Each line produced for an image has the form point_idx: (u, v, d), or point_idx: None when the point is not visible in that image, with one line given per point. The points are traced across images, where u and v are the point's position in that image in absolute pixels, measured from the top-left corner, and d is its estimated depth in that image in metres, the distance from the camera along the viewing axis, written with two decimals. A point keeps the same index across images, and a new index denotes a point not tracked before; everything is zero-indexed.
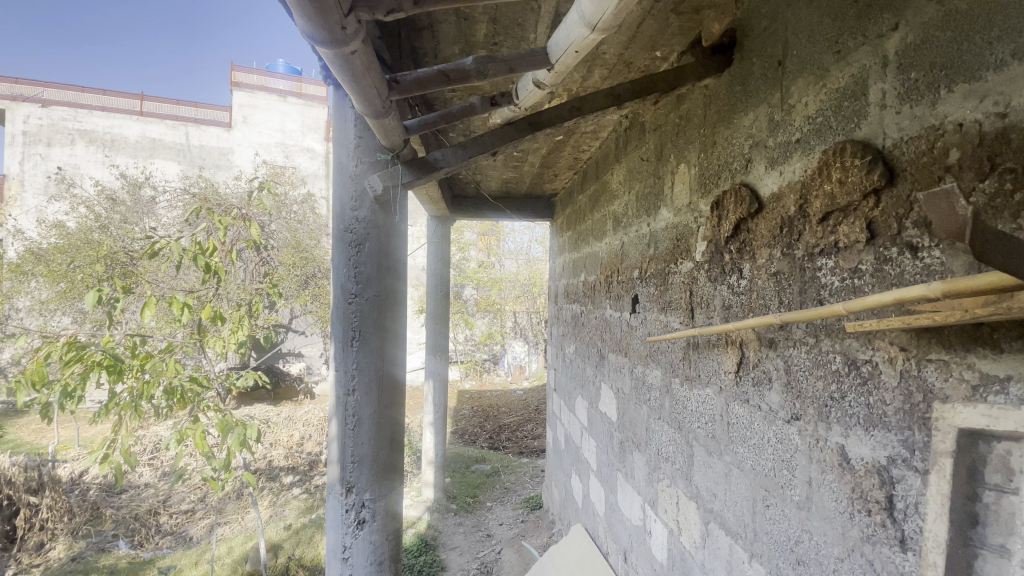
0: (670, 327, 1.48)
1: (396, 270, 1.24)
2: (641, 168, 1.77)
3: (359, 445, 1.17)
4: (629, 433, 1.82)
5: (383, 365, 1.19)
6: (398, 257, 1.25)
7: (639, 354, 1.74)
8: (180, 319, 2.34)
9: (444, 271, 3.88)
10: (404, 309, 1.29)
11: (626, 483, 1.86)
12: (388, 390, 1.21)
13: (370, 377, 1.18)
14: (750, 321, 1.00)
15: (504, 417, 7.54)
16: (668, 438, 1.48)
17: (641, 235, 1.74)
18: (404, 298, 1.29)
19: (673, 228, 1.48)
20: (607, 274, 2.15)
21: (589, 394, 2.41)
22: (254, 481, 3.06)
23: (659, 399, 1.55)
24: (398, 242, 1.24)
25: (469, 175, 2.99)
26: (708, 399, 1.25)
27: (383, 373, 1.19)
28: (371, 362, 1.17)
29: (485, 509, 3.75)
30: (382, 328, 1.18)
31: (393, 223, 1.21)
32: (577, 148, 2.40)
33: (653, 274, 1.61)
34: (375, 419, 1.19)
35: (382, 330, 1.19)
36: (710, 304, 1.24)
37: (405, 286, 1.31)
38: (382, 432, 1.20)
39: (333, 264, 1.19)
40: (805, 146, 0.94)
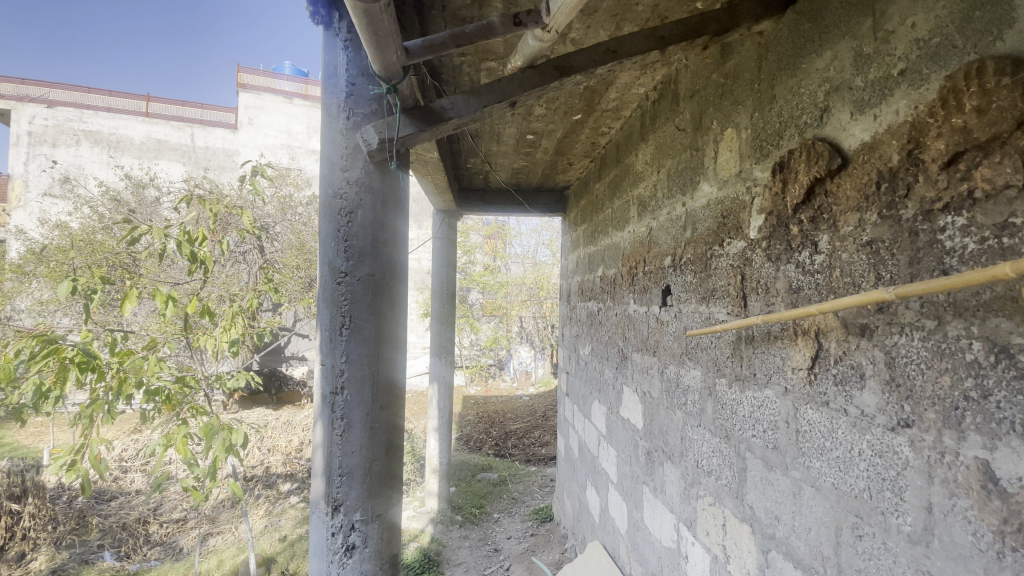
0: (713, 320, 1.27)
1: (397, 245, 1.05)
2: (674, 142, 1.57)
3: (348, 455, 0.96)
4: (659, 442, 1.61)
5: (380, 359, 1.00)
6: (400, 231, 1.05)
7: (671, 352, 1.53)
8: (164, 314, 2.14)
9: (450, 269, 3.68)
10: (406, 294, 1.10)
11: (655, 499, 1.64)
12: (385, 388, 1.01)
13: (364, 374, 0.98)
14: (838, 302, 0.79)
15: (510, 424, 7.31)
16: (711, 448, 1.27)
17: (674, 217, 1.54)
18: (406, 279, 1.10)
19: (717, 204, 1.28)
20: (631, 266, 1.95)
21: (608, 398, 2.19)
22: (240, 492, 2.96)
23: (698, 402, 1.34)
24: (400, 213, 1.05)
25: (478, 165, 2.80)
26: (767, 401, 1.04)
27: (379, 369, 1.00)
28: (364, 355, 0.97)
29: (492, 521, 3.53)
30: (380, 313, 0.99)
31: (392, 190, 1.02)
32: (595, 130, 2.20)
33: (690, 259, 1.41)
34: (369, 423, 0.98)
35: (380, 316, 0.99)
36: (768, 290, 1.05)
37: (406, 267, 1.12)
38: (380, 437, 1.00)
39: (319, 238, 1.00)
40: (912, 79, 0.75)
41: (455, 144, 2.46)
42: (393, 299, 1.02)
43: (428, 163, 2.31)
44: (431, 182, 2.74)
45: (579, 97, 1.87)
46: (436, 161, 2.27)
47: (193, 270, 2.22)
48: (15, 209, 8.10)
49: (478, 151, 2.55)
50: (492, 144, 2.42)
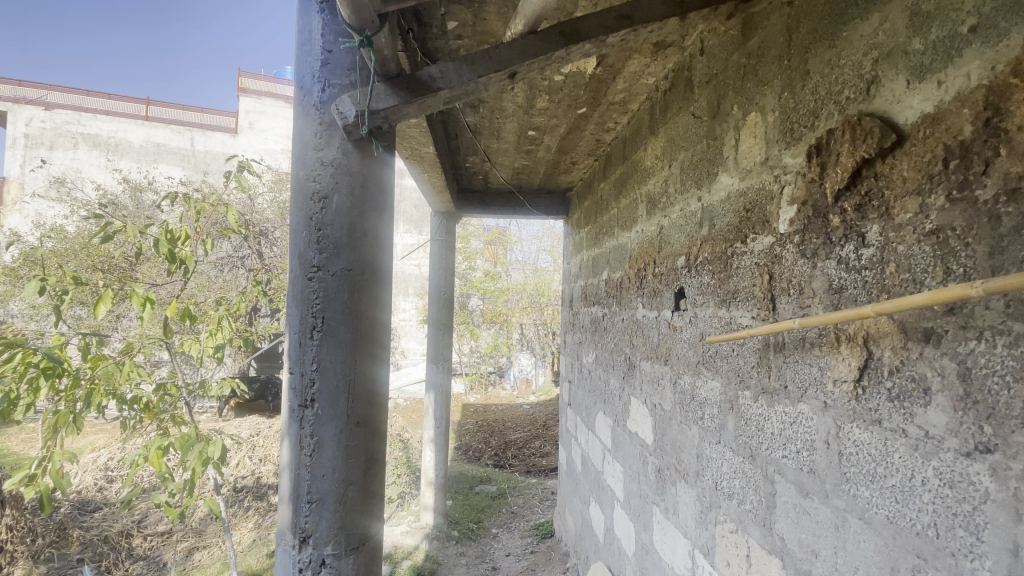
0: (736, 325, 1.14)
1: (381, 237, 0.92)
2: (688, 133, 1.45)
3: (318, 479, 0.84)
4: (671, 459, 1.48)
5: (358, 368, 0.87)
6: (384, 220, 0.93)
7: (685, 361, 1.40)
8: (141, 317, 2.01)
9: (448, 274, 3.55)
10: (392, 291, 0.98)
11: (667, 521, 1.50)
12: (363, 402, 0.88)
13: (338, 384, 0.85)
14: (894, 303, 0.66)
15: (510, 433, 7.15)
16: (732, 468, 1.14)
17: (689, 214, 1.41)
18: (392, 277, 0.97)
19: (738, 197, 1.16)
20: (639, 268, 1.82)
21: (613, 410, 2.06)
22: (217, 507, 2.79)
23: (716, 416, 1.21)
24: (384, 201, 0.93)
25: (477, 164, 2.68)
26: (802, 418, 0.91)
27: (356, 379, 0.87)
28: (339, 362, 0.85)
29: (490, 537, 3.38)
30: (358, 314, 0.86)
31: (374, 174, 0.90)
32: (601, 126, 2.09)
33: (708, 259, 1.29)
34: (343, 441, 0.86)
35: (358, 316, 0.87)
36: (802, 290, 0.92)
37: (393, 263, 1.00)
38: (357, 457, 0.88)
39: (290, 228, 0.88)
40: (986, 34, 0.62)
41: (453, 142, 2.34)
42: (375, 298, 0.90)
43: (424, 161, 2.19)
44: (428, 182, 2.62)
45: (584, 89, 1.76)
46: (432, 159, 2.16)
47: (173, 271, 2.10)
48: (11, 212, 8.02)
49: (478, 149, 2.43)
50: (492, 141, 2.30)
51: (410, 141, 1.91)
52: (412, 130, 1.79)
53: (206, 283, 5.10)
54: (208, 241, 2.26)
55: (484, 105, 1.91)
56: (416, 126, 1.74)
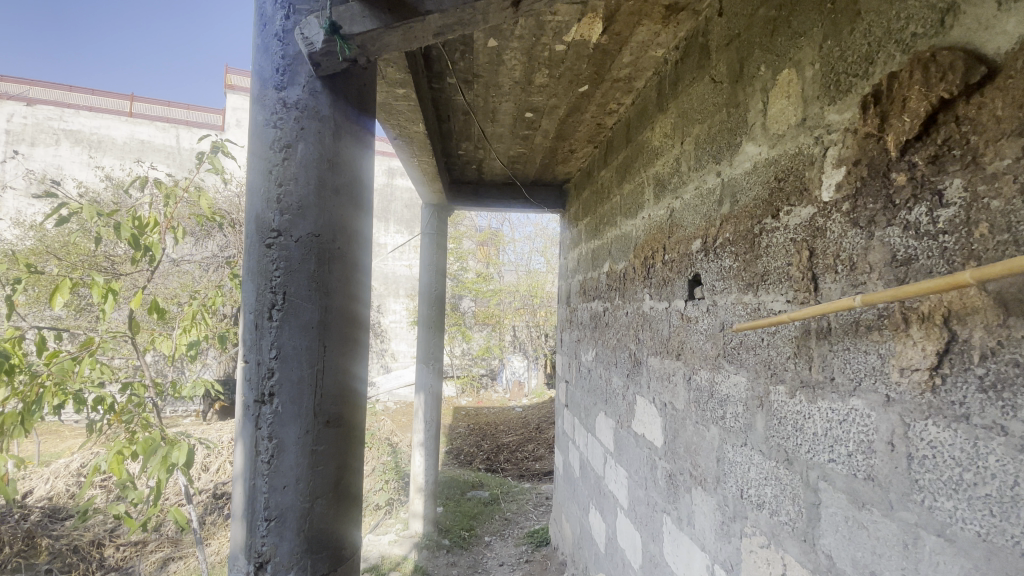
0: (765, 311, 1.01)
1: (355, 202, 0.81)
2: (704, 104, 1.31)
3: (277, 491, 0.71)
4: (685, 463, 1.33)
5: (327, 356, 0.75)
6: (360, 183, 0.83)
7: (702, 355, 1.25)
8: (102, 308, 1.85)
9: (438, 270, 3.39)
10: (370, 268, 0.87)
11: (680, 532, 1.36)
12: (332, 397, 0.76)
13: (304, 374, 0.73)
14: (985, 270, 0.54)
15: (502, 437, 6.99)
16: (759, 473, 1.01)
17: (705, 192, 1.28)
18: (369, 251, 0.86)
19: (767, 167, 1.02)
20: (645, 256, 1.69)
21: (616, 411, 1.91)
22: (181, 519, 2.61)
23: (740, 412, 1.08)
24: (359, 161, 0.83)
25: (470, 152, 2.52)
26: (857, 416, 0.77)
27: (324, 369, 0.75)
28: (303, 348, 0.73)
29: (483, 546, 3.22)
30: (328, 290, 0.75)
31: (343, 127, 0.79)
32: (603, 107, 1.95)
33: (729, 240, 1.15)
34: (309, 444, 0.73)
35: (328, 291, 0.75)
36: (856, 266, 0.78)
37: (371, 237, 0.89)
38: (327, 463, 0.75)
39: (246, 191, 0.76)
40: None
41: (445, 126, 2.18)
42: (347, 272, 0.78)
43: (414, 145, 2.04)
44: (418, 170, 2.45)
45: (587, 62, 1.62)
46: (423, 142, 2.00)
47: (139, 260, 1.93)
48: None
49: (471, 133, 2.27)
50: (487, 124, 2.15)
51: (398, 119, 1.75)
52: (400, 106, 1.63)
53: (188, 282, 4.88)
54: (179, 228, 2.10)
55: (479, 80, 1.75)
56: (405, 99, 1.58)
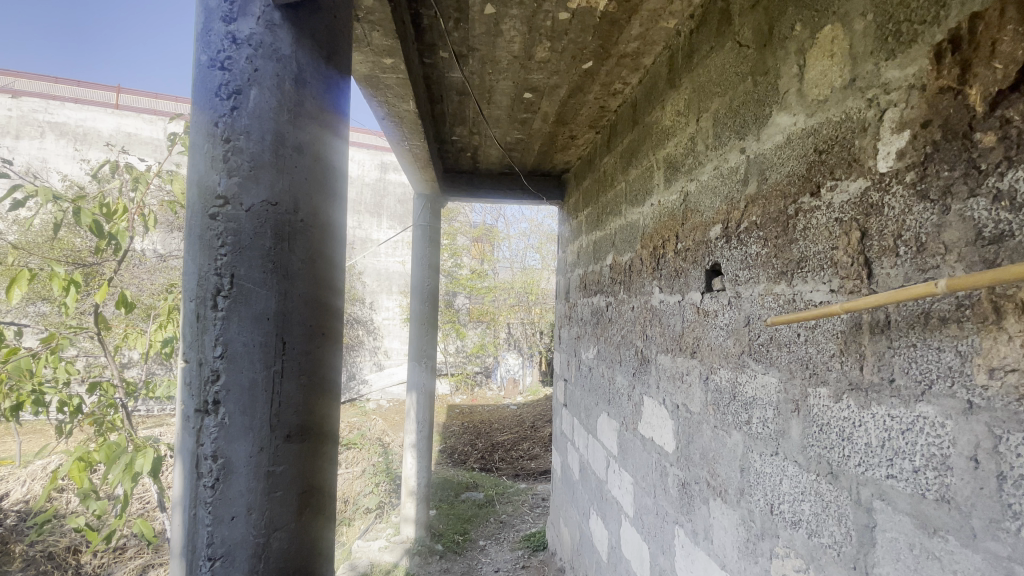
0: (801, 302, 0.89)
1: (320, 174, 0.73)
2: (725, 74, 1.18)
3: (229, 515, 0.63)
4: (702, 471, 1.21)
5: (286, 352, 0.67)
6: (327, 147, 0.75)
7: (723, 353, 1.13)
8: (64, 302, 1.69)
9: (431, 264, 3.24)
10: (340, 252, 0.80)
11: (695, 547, 1.24)
12: (291, 400, 0.68)
13: (257, 375, 0.65)
14: None
15: (497, 435, 6.87)
16: (792, 487, 0.89)
17: (726, 171, 1.16)
18: (339, 234, 0.79)
19: (805, 139, 0.90)
20: (653, 246, 1.56)
21: (620, 412, 1.78)
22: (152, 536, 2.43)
23: (768, 417, 0.97)
24: (322, 118, 0.74)
25: (464, 138, 2.38)
26: (926, 425, 0.65)
27: (282, 368, 0.67)
28: (257, 343, 0.65)
29: (477, 550, 3.10)
30: (287, 273, 0.67)
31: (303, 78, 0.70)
32: (607, 86, 1.82)
33: (757, 225, 1.02)
34: (264, 459, 0.65)
35: (288, 277, 0.67)
36: (926, 246, 0.66)
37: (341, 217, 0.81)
38: (289, 484, 0.68)
39: (189, 159, 0.66)
40: None
41: (438, 108, 2.04)
42: (309, 248, 0.71)
43: (405, 127, 1.90)
44: (409, 156, 2.31)
45: (593, 33, 1.48)
46: (416, 123, 1.86)
47: (104, 250, 1.78)
48: None
49: (466, 116, 2.13)
50: (483, 107, 2.01)
51: (387, 96, 1.61)
52: (388, 79, 1.48)
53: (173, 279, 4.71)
54: (150, 214, 1.96)
55: (475, 55, 1.62)
56: (393, 71, 1.43)
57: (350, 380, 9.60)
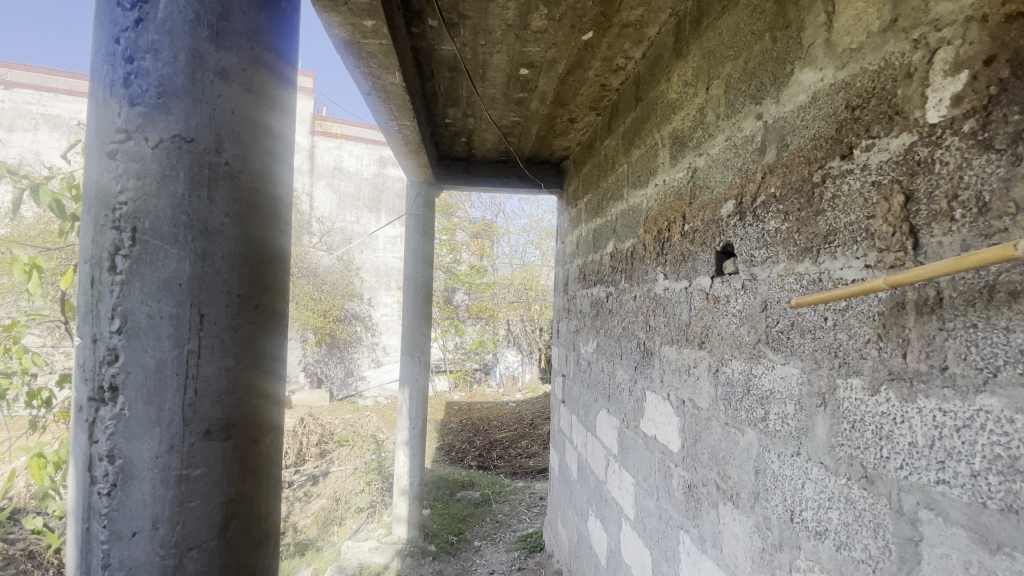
0: (829, 282, 0.78)
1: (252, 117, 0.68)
2: (737, 35, 1.07)
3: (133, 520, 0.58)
4: (710, 473, 1.10)
5: (203, 323, 0.62)
6: (268, 84, 0.70)
7: (735, 342, 1.02)
8: (27, 289, 1.59)
9: (425, 255, 3.13)
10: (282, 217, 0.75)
11: (702, 555, 1.13)
12: (211, 382, 0.63)
13: (165, 355, 0.60)
14: None
15: (495, 432, 6.77)
16: (816, 493, 0.79)
17: (738, 142, 1.05)
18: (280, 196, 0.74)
19: (834, 95, 0.79)
20: (656, 229, 1.44)
21: (620, 409, 1.67)
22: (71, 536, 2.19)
23: (788, 413, 0.86)
24: (257, 38, 0.69)
25: (458, 120, 2.27)
26: (989, 422, 0.55)
27: (198, 339, 0.62)
28: (165, 307, 0.60)
29: (472, 551, 3.00)
30: (204, 227, 0.62)
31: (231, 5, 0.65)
32: (609, 61, 1.70)
33: (776, 197, 0.91)
34: (175, 454, 0.60)
35: (206, 235, 0.62)
36: (991, 206, 0.55)
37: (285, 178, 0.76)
38: (207, 491, 0.62)
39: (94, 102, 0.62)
40: None
41: (429, 86, 1.94)
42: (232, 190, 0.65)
43: (393, 105, 1.79)
44: (400, 140, 2.20)
45: None
46: (405, 100, 1.74)
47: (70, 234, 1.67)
48: None
49: (459, 96, 2.02)
50: (478, 84, 1.90)
51: (371, 67, 1.49)
52: (371, 46, 1.37)
53: None
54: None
55: (466, 23, 1.50)
56: (376, 36, 1.32)
57: (348, 376, 9.50)
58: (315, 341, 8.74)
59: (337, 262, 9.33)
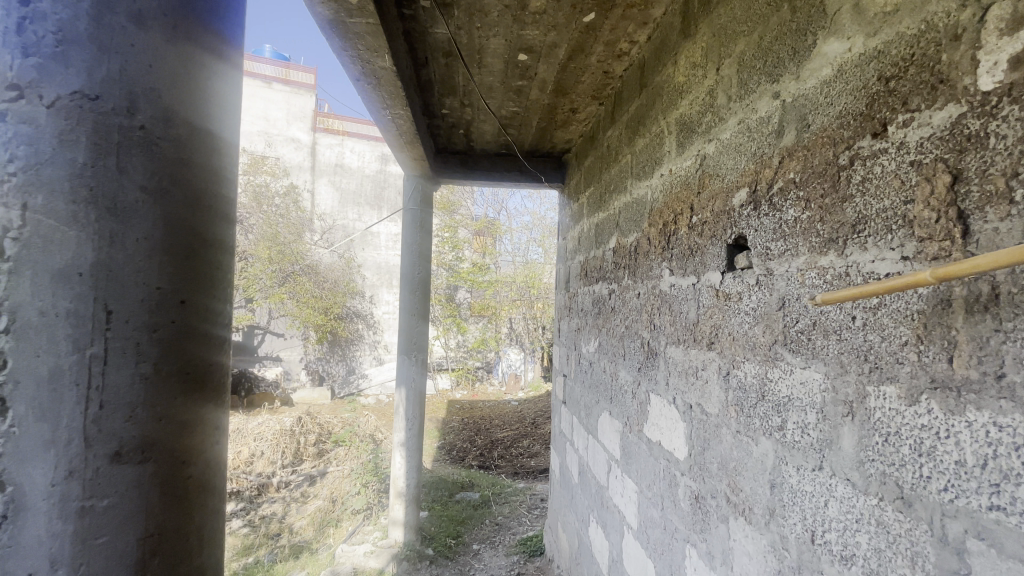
0: (859, 277, 0.69)
1: (180, 107, 0.70)
2: (751, 9, 0.99)
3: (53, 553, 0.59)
4: (719, 484, 1.02)
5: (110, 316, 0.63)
6: (194, 77, 0.73)
7: (749, 343, 0.93)
8: None
9: (422, 252, 3.04)
10: (215, 218, 0.78)
11: (710, 572, 1.05)
12: (121, 381, 0.64)
13: (63, 360, 0.60)
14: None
15: (496, 431, 6.70)
16: (842, 513, 0.71)
17: (752, 125, 0.97)
18: (210, 196, 0.76)
19: (866, 67, 0.71)
20: (661, 222, 1.36)
21: (623, 412, 1.59)
22: None
23: (809, 422, 0.78)
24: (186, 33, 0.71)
25: (455, 110, 2.19)
26: None
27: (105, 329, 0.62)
28: (63, 296, 0.60)
29: (470, 555, 2.92)
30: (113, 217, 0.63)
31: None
32: (612, 46, 1.62)
33: (796, 182, 0.83)
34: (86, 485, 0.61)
35: (118, 217, 0.64)
36: None
37: (219, 178, 0.79)
38: (129, 512, 0.64)
39: None
40: None
41: (423, 74, 1.85)
42: (148, 165, 0.67)
43: (384, 93, 1.70)
44: (394, 132, 2.11)
45: None
46: (396, 87, 1.66)
47: None
48: None
49: (455, 84, 1.94)
50: (475, 71, 1.82)
51: (359, 50, 1.41)
52: (358, 26, 1.29)
53: None
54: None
55: (460, 4, 1.42)
56: (362, 14, 1.23)
57: (349, 374, 9.46)
58: (316, 339, 8.70)
59: (338, 259, 9.28)
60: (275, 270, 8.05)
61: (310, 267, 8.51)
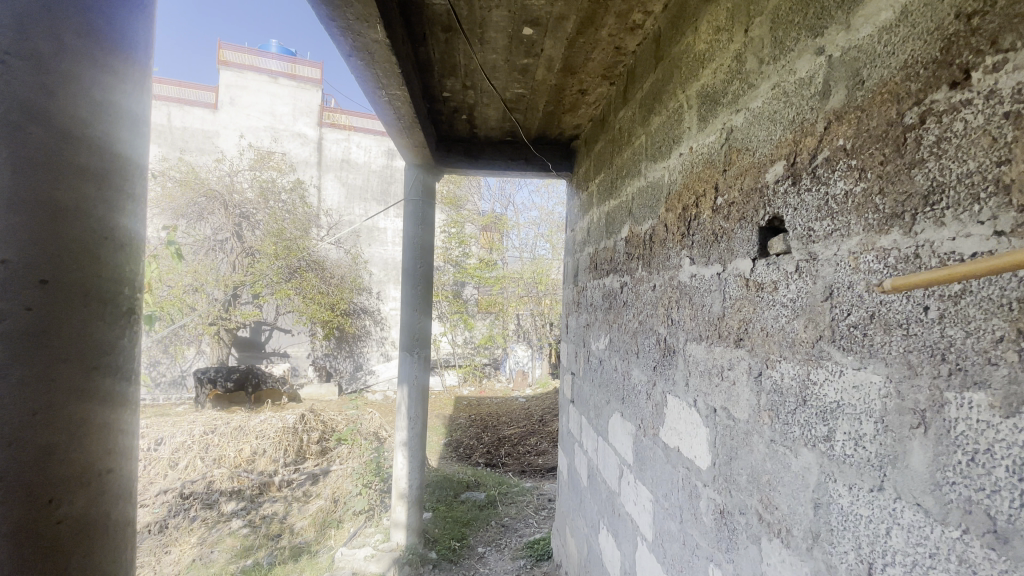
0: (936, 258, 0.57)
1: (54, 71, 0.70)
2: None
3: None
4: (749, 499, 0.90)
5: None
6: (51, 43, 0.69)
7: (786, 340, 0.81)
8: None
9: (424, 245, 2.93)
10: (99, 209, 0.76)
11: None
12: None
13: None
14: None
15: (503, 428, 6.61)
16: (909, 546, 0.59)
17: (789, 88, 0.84)
18: (89, 174, 0.74)
19: (938, 4, 0.59)
20: (680, 206, 1.23)
21: (636, 414, 1.47)
22: None
23: (866, 434, 0.66)
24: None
25: (457, 93, 2.07)
26: None
27: None
28: None
29: (475, 559, 2.83)
30: None
31: None
32: (624, 17, 1.49)
33: (847, 150, 0.71)
34: None
35: None
36: None
37: (104, 166, 0.77)
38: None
39: None
40: None
41: (422, 52, 1.74)
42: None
43: (379, 72, 1.58)
44: (391, 118, 1.99)
45: None
46: (391, 65, 1.54)
47: None
48: None
49: (456, 63, 1.82)
50: (477, 48, 1.70)
51: (347, 19, 1.29)
52: None
53: None
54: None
55: None
56: None
57: (356, 371, 9.44)
58: (323, 335, 8.66)
59: (345, 255, 9.21)
60: (281, 265, 8.01)
61: (316, 263, 8.46)
